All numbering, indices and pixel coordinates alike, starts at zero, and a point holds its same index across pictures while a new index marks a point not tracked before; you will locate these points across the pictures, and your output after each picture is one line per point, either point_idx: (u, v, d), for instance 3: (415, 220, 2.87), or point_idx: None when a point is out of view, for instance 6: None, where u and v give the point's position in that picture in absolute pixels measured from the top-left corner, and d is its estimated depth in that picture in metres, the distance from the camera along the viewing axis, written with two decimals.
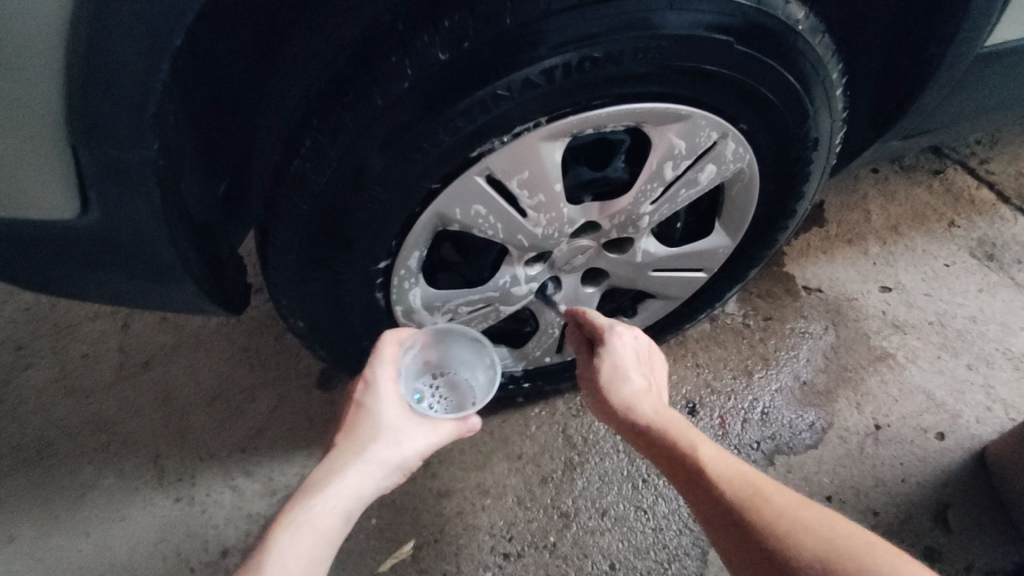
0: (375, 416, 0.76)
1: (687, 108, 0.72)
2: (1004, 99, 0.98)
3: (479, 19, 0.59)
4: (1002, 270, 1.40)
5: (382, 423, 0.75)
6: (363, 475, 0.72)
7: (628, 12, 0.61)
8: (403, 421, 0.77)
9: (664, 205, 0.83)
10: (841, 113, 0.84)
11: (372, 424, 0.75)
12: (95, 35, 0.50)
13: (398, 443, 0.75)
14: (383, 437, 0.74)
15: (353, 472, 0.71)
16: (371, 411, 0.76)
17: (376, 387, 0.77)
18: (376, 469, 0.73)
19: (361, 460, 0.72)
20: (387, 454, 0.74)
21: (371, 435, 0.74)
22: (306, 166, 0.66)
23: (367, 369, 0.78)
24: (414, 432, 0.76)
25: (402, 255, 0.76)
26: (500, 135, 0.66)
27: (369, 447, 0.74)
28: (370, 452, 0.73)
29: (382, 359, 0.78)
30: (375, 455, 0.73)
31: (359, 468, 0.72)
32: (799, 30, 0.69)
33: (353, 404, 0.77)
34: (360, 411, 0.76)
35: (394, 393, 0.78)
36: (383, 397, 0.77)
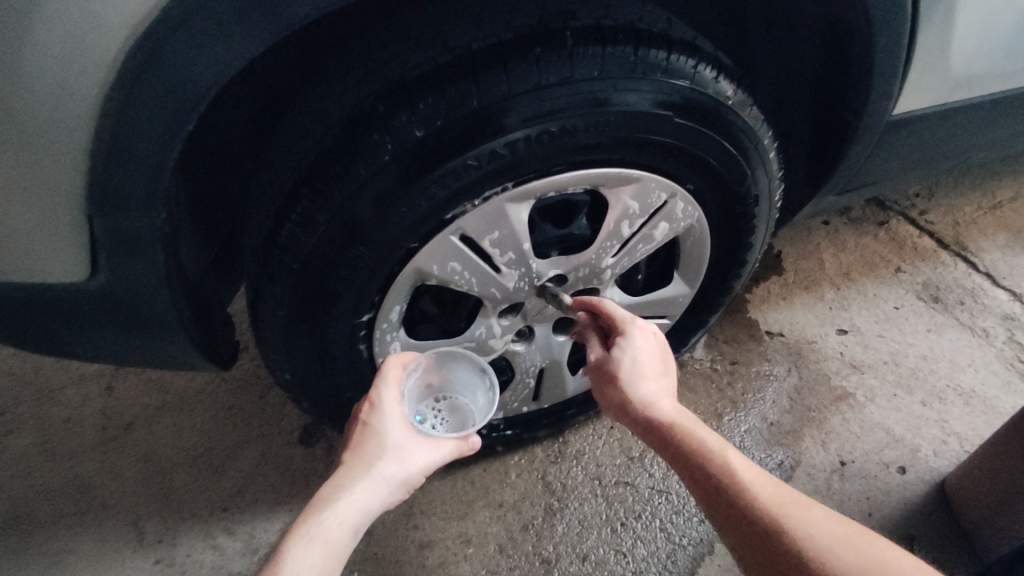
0: (381, 434, 0.81)
1: (637, 172, 0.81)
2: (924, 158, 1.10)
3: (450, 100, 0.68)
4: (948, 311, 1.50)
5: (386, 441, 0.80)
6: (370, 490, 0.76)
7: (579, 93, 0.70)
8: (406, 439, 0.82)
9: (624, 258, 0.91)
10: (777, 173, 0.95)
11: (377, 442, 0.80)
12: (118, 127, 0.57)
13: (403, 460, 0.79)
14: (387, 454, 0.79)
15: (360, 487, 0.76)
16: (377, 430, 0.81)
17: (381, 407, 0.83)
18: (381, 484, 0.77)
19: (368, 476, 0.77)
20: (392, 470, 0.78)
21: (377, 453, 0.79)
22: (296, 231, 0.73)
23: (373, 390, 0.84)
24: (417, 449, 0.81)
25: (384, 308, 0.83)
26: (471, 199, 0.74)
27: (375, 463, 0.78)
28: (377, 468, 0.78)
29: (386, 380, 0.83)
30: (382, 471, 0.77)
31: (366, 483, 0.76)
32: (729, 104, 0.80)
33: (360, 423, 0.82)
34: (366, 429, 0.81)
35: (399, 412, 0.83)
36: (388, 416, 0.82)
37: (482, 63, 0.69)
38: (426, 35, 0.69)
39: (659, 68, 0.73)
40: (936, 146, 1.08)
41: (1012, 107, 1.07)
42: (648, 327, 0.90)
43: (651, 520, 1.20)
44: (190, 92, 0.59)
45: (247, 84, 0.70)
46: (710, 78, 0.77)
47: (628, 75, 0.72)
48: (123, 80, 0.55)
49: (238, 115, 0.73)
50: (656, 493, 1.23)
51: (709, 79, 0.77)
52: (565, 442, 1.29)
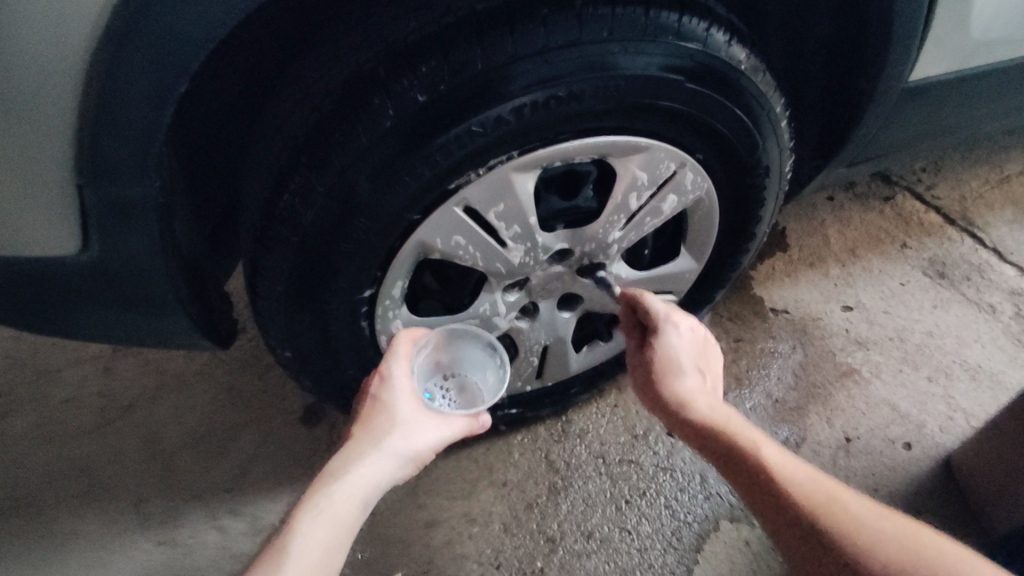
0: (391, 409, 0.80)
1: (646, 140, 0.78)
2: (937, 127, 1.07)
3: (453, 64, 0.65)
4: (954, 287, 1.49)
5: (396, 416, 0.79)
6: (379, 465, 0.75)
7: (588, 56, 0.68)
8: (416, 414, 0.81)
9: (630, 231, 0.89)
10: (787, 143, 0.92)
11: (387, 417, 0.79)
12: (106, 90, 0.55)
13: (413, 435, 0.79)
14: (397, 429, 0.78)
15: (369, 461, 0.75)
16: (387, 404, 0.80)
17: (392, 382, 0.81)
18: (391, 459, 0.76)
19: (378, 450, 0.76)
20: (402, 446, 0.77)
21: (387, 428, 0.78)
22: (295, 202, 0.71)
23: (383, 364, 0.82)
24: (426, 425, 0.80)
25: (386, 284, 0.81)
26: (475, 168, 0.72)
27: (386, 438, 0.77)
28: (387, 442, 0.77)
29: (398, 356, 0.82)
30: (392, 446, 0.77)
31: (376, 457, 0.75)
32: (741, 69, 0.77)
33: (369, 397, 0.81)
34: (376, 404, 0.80)
35: (410, 388, 0.82)
36: (398, 392, 0.81)
37: (487, 24, 0.66)
38: None
39: (670, 30, 0.71)
40: (950, 115, 1.05)
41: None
42: (685, 321, 0.90)
43: (656, 498, 1.20)
44: (180, 53, 0.56)
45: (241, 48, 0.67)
46: (723, 41, 0.75)
47: (639, 37, 0.69)
48: (111, 37, 0.53)
49: (231, 81, 0.70)
50: (660, 471, 1.23)
51: (721, 42, 0.74)
52: (568, 420, 1.28)
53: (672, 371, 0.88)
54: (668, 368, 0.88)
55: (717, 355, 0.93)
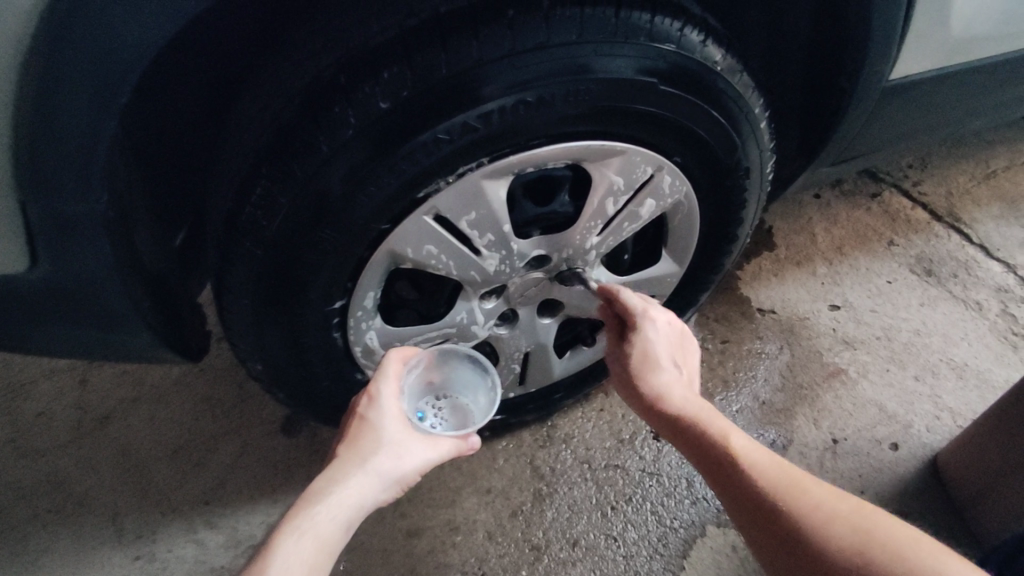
0: (378, 428, 0.76)
1: (621, 144, 0.77)
2: (921, 125, 1.06)
3: (416, 69, 0.63)
4: (941, 284, 1.48)
5: (382, 436, 0.76)
6: (363, 486, 0.71)
7: (556, 59, 0.66)
8: (404, 434, 0.77)
9: (609, 237, 0.87)
10: (768, 145, 0.91)
11: (373, 437, 0.75)
12: (44, 100, 0.52)
13: (399, 456, 0.75)
14: (383, 449, 0.74)
15: (352, 482, 0.71)
16: (374, 424, 0.76)
17: (380, 401, 0.78)
18: (375, 481, 0.72)
19: (362, 471, 0.72)
20: (387, 466, 0.73)
21: (373, 448, 0.74)
22: (258, 214, 0.69)
23: (372, 383, 0.79)
24: (413, 446, 0.76)
25: (357, 294, 0.79)
26: (444, 176, 0.70)
27: (371, 458, 0.73)
28: (372, 464, 0.73)
29: (387, 374, 0.80)
30: (376, 466, 0.73)
31: (360, 477, 0.72)
32: (717, 70, 0.75)
33: (356, 416, 0.77)
34: (362, 423, 0.77)
35: (398, 407, 0.79)
36: (385, 411, 0.78)
37: (452, 26, 0.63)
38: None
39: (642, 31, 0.69)
40: (933, 113, 1.04)
41: (1011, 71, 1.03)
42: (661, 315, 0.87)
43: (642, 503, 1.18)
44: (121, 60, 0.53)
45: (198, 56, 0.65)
46: (697, 42, 0.73)
47: (609, 38, 0.67)
48: (46, 43, 0.50)
49: (188, 89, 0.68)
50: (646, 475, 1.21)
51: (695, 42, 0.72)
52: (553, 426, 1.26)
53: (648, 366, 0.85)
54: (648, 359, 0.85)
55: (695, 353, 0.90)
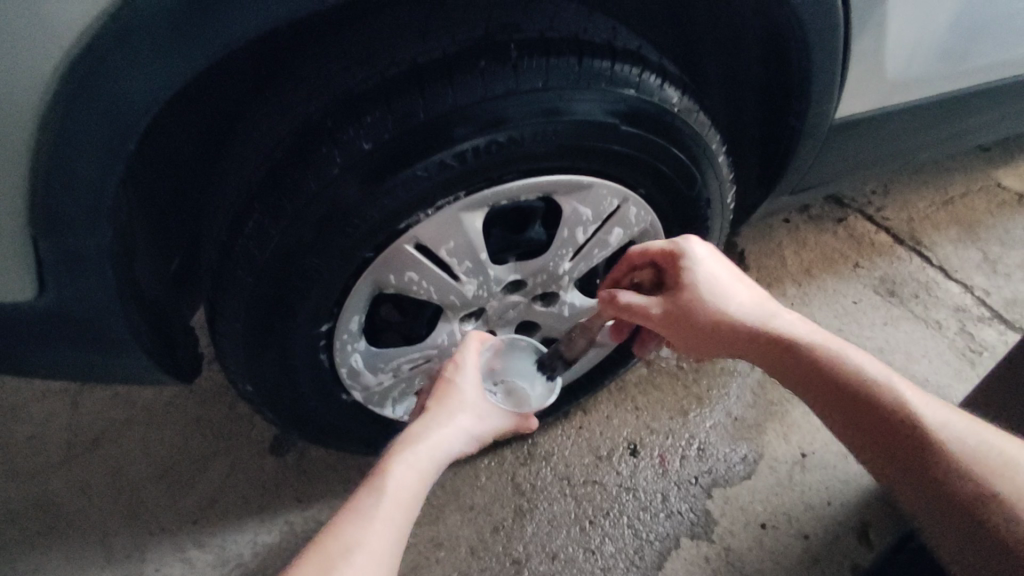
0: (463, 390, 0.84)
1: (588, 179, 0.83)
2: (871, 158, 1.14)
3: (396, 113, 0.69)
4: (903, 304, 1.56)
5: (466, 397, 0.83)
6: (451, 435, 0.79)
7: (524, 103, 0.72)
8: (482, 400, 0.85)
9: (580, 262, 0.93)
10: (727, 177, 0.98)
11: (459, 397, 0.83)
12: (57, 146, 0.57)
13: (479, 417, 0.83)
14: (467, 408, 0.82)
15: (443, 431, 0.78)
16: (458, 387, 0.84)
17: (464, 368, 0.86)
18: (461, 434, 0.80)
19: (451, 423, 0.79)
20: (470, 423, 0.81)
21: (458, 406, 0.82)
22: (250, 243, 0.74)
23: (456, 353, 0.88)
24: (491, 412, 0.85)
25: (343, 318, 0.84)
26: (424, 209, 0.76)
27: (458, 413, 0.81)
28: (458, 419, 0.80)
29: (468, 345, 0.89)
30: (462, 422, 0.80)
31: (451, 428, 0.79)
32: (674, 111, 0.82)
33: (444, 378, 0.85)
34: (449, 384, 0.84)
35: (478, 376, 0.87)
36: (468, 376, 0.86)
37: (429, 74, 0.70)
38: (374, 47, 0.70)
39: (603, 78, 0.76)
40: (882, 147, 1.12)
41: (951, 108, 1.11)
42: (699, 244, 0.91)
43: (619, 517, 1.23)
44: (131, 110, 0.58)
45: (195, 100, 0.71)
46: (655, 86, 0.80)
47: (573, 84, 0.74)
48: (61, 98, 0.55)
49: (187, 128, 0.74)
50: (623, 490, 1.26)
51: (653, 86, 0.80)
52: (534, 443, 1.31)
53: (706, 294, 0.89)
54: (701, 285, 0.89)
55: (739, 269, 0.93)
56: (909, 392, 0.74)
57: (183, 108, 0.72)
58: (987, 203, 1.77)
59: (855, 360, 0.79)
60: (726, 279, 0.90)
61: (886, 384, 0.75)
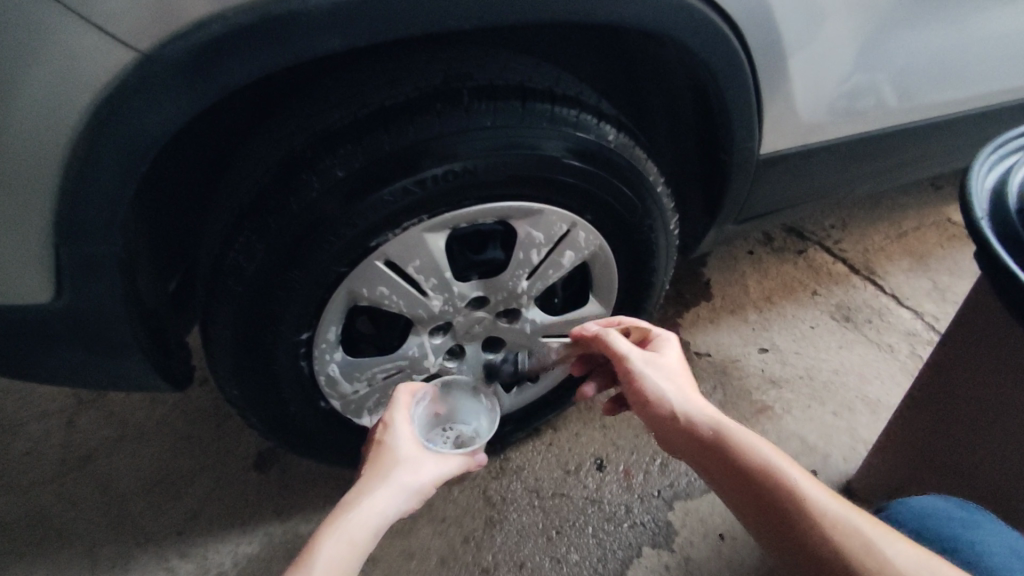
0: (396, 449, 0.90)
1: (538, 205, 0.95)
2: (803, 191, 1.27)
3: (364, 147, 0.82)
4: (857, 329, 1.65)
5: (400, 454, 0.90)
6: (386, 495, 0.84)
7: (476, 140, 0.85)
8: (419, 455, 0.91)
9: (537, 282, 1.04)
10: (669, 206, 1.09)
11: (392, 456, 0.89)
12: (80, 169, 0.69)
13: (415, 470, 0.88)
14: (402, 464, 0.88)
15: (379, 491, 0.84)
16: (391, 447, 0.91)
17: (395, 428, 0.93)
18: (398, 490, 0.84)
19: (386, 483, 0.85)
20: (407, 477, 0.86)
21: (392, 465, 0.88)
22: (239, 259, 0.86)
23: (387, 414, 0.95)
24: (427, 462, 0.90)
25: (321, 328, 0.95)
26: (391, 229, 0.87)
27: (393, 472, 0.87)
28: (393, 476, 0.86)
29: (397, 405, 0.96)
30: (397, 478, 0.86)
31: (386, 487, 0.84)
32: (612, 146, 0.95)
33: (376, 441, 0.93)
34: (381, 446, 0.91)
35: (410, 432, 0.93)
36: (400, 435, 0.93)
37: (394, 116, 0.83)
38: (348, 92, 0.83)
39: (544, 118, 0.88)
40: (813, 180, 1.25)
41: (873, 146, 1.25)
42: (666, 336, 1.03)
43: (584, 528, 1.29)
44: (145, 139, 0.70)
45: (198, 138, 0.85)
46: (593, 123, 0.93)
47: (518, 124, 0.87)
48: (86, 132, 0.67)
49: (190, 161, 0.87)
50: (588, 502, 1.33)
51: (591, 123, 0.92)
52: (506, 458, 1.39)
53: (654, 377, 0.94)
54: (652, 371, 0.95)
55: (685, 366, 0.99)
56: (815, 491, 0.77)
57: (188, 145, 0.85)
58: (938, 237, 1.90)
59: (781, 466, 0.79)
60: (683, 372, 0.97)
61: (813, 491, 0.77)
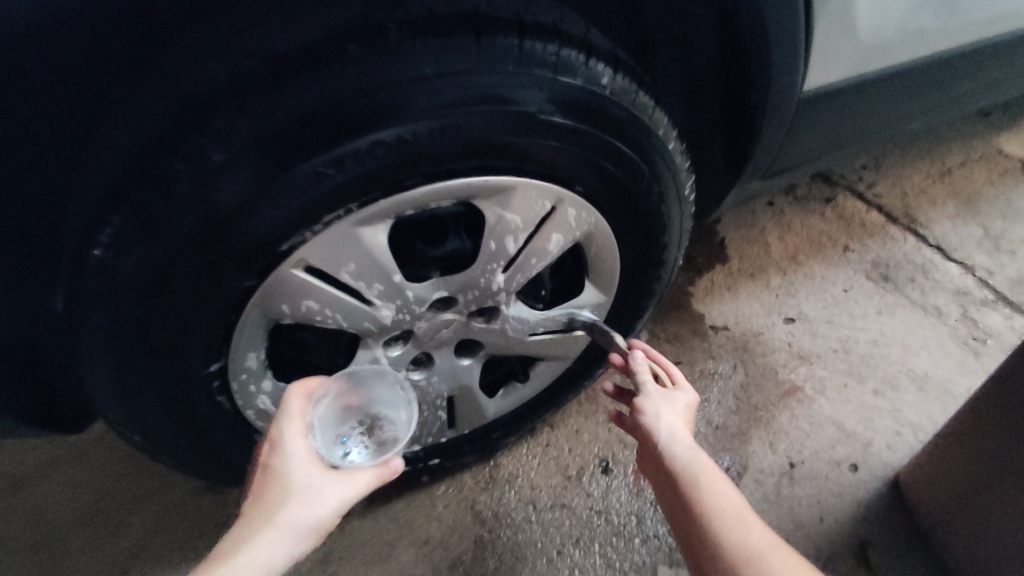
0: (286, 475, 0.70)
1: (510, 179, 0.70)
2: (846, 134, 1.02)
3: (248, 115, 0.57)
4: (898, 290, 1.43)
5: (292, 482, 0.70)
6: (273, 542, 0.65)
7: (411, 96, 0.60)
8: (317, 477, 0.71)
9: (518, 274, 0.80)
10: (683, 166, 0.85)
11: (281, 486, 0.69)
12: None
13: (310, 504, 0.69)
14: (292, 498, 0.69)
15: (261, 538, 0.65)
16: (280, 472, 0.70)
17: (285, 444, 0.72)
18: (287, 533, 0.67)
19: (270, 526, 0.66)
20: (299, 516, 0.68)
21: (280, 499, 0.68)
22: (92, 280, 0.63)
23: (275, 426, 0.73)
24: (327, 486, 0.71)
25: (236, 357, 0.72)
26: (309, 227, 0.64)
27: (280, 509, 0.68)
28: (280, 515, 0.67)
29: (289, 415, 0.73)
30: (285, 518, 0.67)
31: (271, 529, 0.66)
32: (607, 93, 0.70)
33: (261, 466, 0.71)
34: (268, 473, 0.71)
35: (305, 449, 0.73)
36: (292, 455, 0.72)
37: (287, 67, 0.57)
38: None
39: (510, 58, 0.63)
40: (858, 120, 1.00)
41: (930, 73, 1.00)
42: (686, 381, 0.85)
43: (590, 545, 1.12)
44: None
45: (41, 114, 0.55)
46: (579, 61, 0.67)
47: (473, 69, 0.61)
48: None
49: (39, 151, 0.57)
50: (594, 514, 1.14)
51: (575, 61, 0.67)
52: (496, 465, 1.19)
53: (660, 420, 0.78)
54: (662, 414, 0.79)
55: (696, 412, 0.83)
56: None
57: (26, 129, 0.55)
58: (987, 173, 1.64)
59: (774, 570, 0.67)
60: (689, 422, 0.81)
61: None
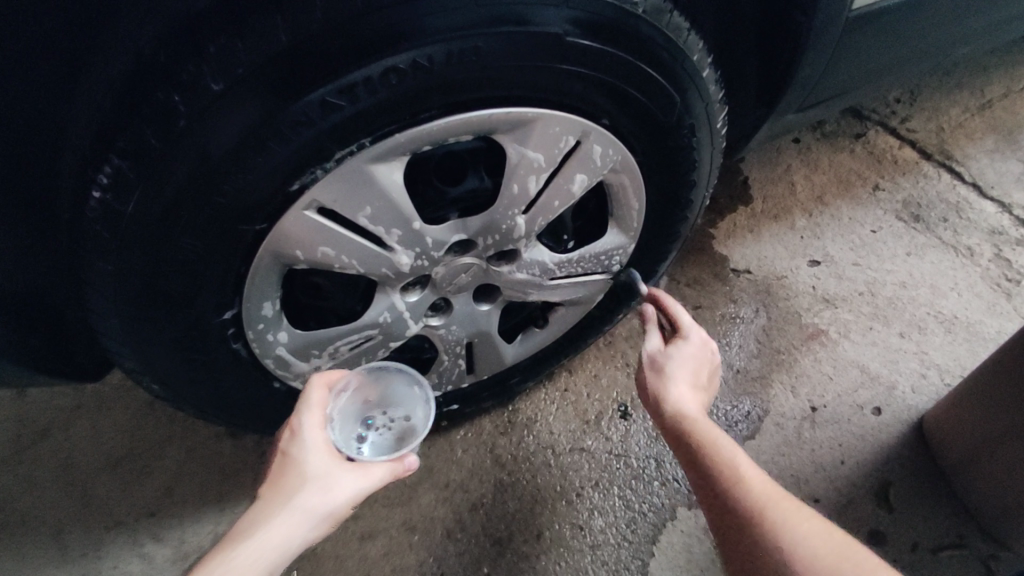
0: (301, 463, 0.69)
1: (533, 110, 0.65)
2: (888, 61, 0.95)
3: (249, 37, 0.53)
4: (929, 231, 1.37)
5: (307, 470, 0.69)
6: (288, 526, 0.65)
7: (425, 15, 0.55)
8: (332, 466, 0.70)
9: (538, 216, 0.76)
10: (716, 96, 0.78)
11: (297, 473, 0.69)
12: None
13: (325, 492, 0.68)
14: (309, 484, 0.68)
15: (277, 522, 0.65)
16: (297, 459, 0.70)
17: (302, 434, 0.72)
18: (303, 520, 0.66)
19: (286, 509, 0.66)
20: (314, 502, 0.67)
21: (298, 484, 0.68)
22: (93, 223, 0.60)
23: (294, 416, 0.73)
24: (343, 475, 0.70)
25: (249, 305, 0.70)
26: (319, 163, 0.59)
27: (296, 495, 0.67)
28: (297, 500, 0.67)
29: (309, 404, 0.73)
30: (301, 503, 0.66)
31: (286, 514, 0.65)
32: (639, 13, 0.63)
33: (280, 454, 0.71)
34: (285, 461, 0.70)
35: (322, 439, 0.72)
36: (309, 443, 0.71)
37: None
38: None
39: None
40: (903, 45, 0.93)
41: None
42: (696, 336, 0.83)
43: (609, 488, 1.12)
44: None
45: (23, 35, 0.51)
46: None
47: None
48: None
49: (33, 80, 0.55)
50: (613, 458, 1.15)
51: None
52: (515, 410, 1.19)
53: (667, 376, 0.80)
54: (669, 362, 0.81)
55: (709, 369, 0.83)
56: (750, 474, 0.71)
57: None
58: None
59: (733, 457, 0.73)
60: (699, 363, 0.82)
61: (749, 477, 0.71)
